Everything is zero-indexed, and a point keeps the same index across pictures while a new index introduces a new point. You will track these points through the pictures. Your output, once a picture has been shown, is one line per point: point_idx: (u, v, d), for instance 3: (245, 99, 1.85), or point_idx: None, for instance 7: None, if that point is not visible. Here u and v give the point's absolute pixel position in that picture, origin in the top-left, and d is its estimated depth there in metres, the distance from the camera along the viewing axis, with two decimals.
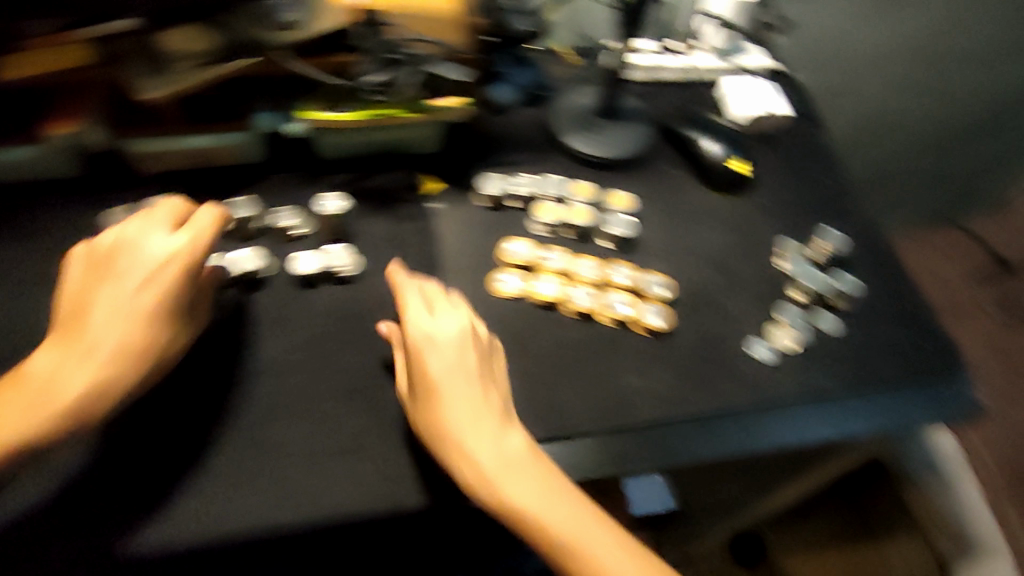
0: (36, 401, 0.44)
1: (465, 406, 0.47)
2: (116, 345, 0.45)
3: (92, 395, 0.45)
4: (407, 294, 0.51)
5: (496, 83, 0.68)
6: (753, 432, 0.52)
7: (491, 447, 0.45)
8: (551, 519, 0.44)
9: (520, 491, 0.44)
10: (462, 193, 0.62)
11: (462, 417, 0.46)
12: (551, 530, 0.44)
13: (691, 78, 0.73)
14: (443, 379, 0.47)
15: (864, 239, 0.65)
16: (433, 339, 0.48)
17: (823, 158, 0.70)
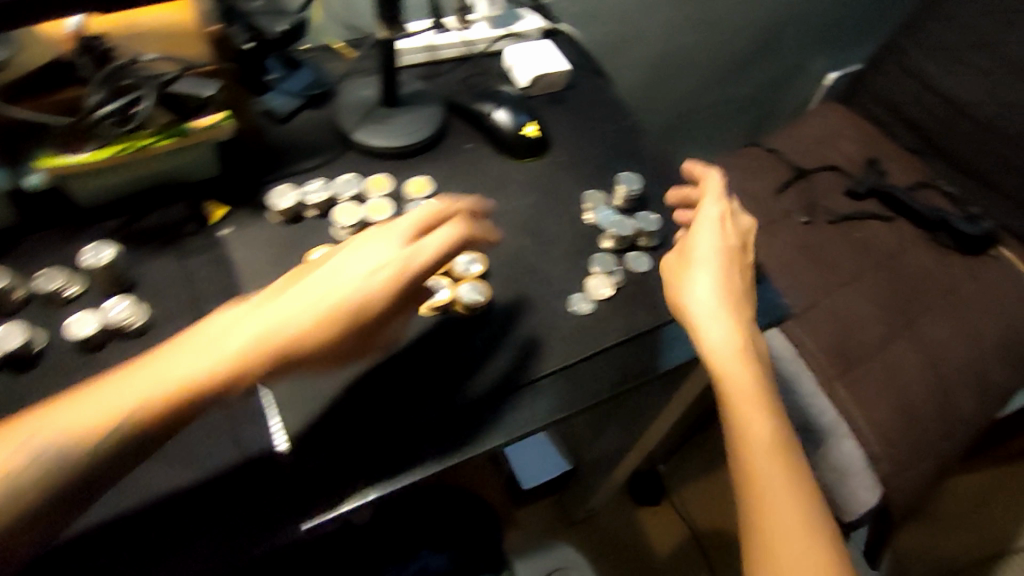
0: (115, 428, 0.41)
1: (717, 323, 0.52)
2: (265, 326, 0.45)
3: (185, 409, 0.42)
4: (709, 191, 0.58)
5: (271, 91, 0.66)
6: (585, 383, 0.53)
7: (710, 324, 0.52)
8: (752, 424, 0.52)
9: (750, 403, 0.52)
10: (250, 213, 0.59)
11: (704, 298, 0.53)
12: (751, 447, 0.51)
13: (473, 52, 0.73)
14: (701, 265, 0.54)
15: (660, 174, 0.67)
16: (704, 268, 0.54)
17: (611, 106, 0.72)
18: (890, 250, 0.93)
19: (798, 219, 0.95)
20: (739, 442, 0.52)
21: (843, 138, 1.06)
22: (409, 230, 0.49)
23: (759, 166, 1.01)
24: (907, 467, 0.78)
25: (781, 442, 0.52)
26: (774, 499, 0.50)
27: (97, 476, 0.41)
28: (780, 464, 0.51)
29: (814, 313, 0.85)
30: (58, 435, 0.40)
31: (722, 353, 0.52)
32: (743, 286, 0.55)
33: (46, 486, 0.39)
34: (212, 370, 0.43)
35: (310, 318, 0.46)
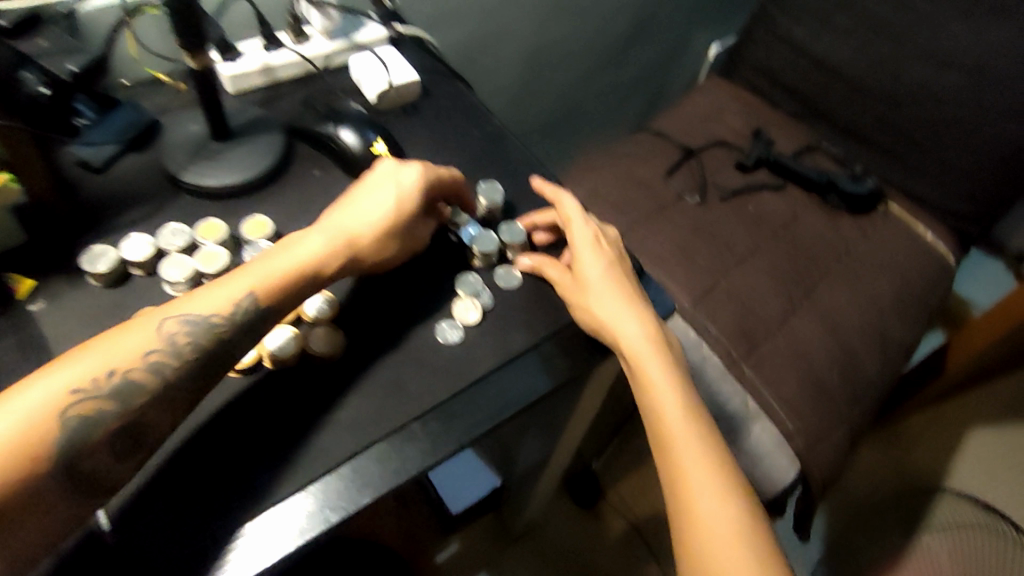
0: (174, 357, 0.42)
1: (626, 323, 0.52)
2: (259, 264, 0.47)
3: (167, 405, 0.42)
4: (569, 210, 0.57)
5: (80, 141, 0.58)
6: (462, 419, 0.49)
7: (621, 323, 0.52)
8: (667, 419, 0.51)
9: (664, 398, 0.51)
10: (65, 282, 0.52)
11: (610, 304, 0.52)
12: (670, 442, 0.51)
13: (314, 68, 0.68)
14: (597, 275, 0.54)
15: (528, 179, 0.63)
16: (597, 274, 0.54)
17: (469, 110, 0.68)
18: (784, 221, 0.93)
19: (691, 199, 0.93)
20: (662, 440, 0.51)
21: (727, 112, 1.05)
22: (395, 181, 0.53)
23: (648, 150, 0.99)
24: (819, 439, 0.79)
25: (704, 431, 0.52)
26: (704, 491, 0.49)
27: (161, 407, 0.42)
28: (701, 454, 0.50)
29: (715, 295, 0.84)
30: (127, 368, 0.41)
31: (635, 351, 0.51)
32: (635, 290, 0.55)
33: (111, 419, 0.40)
34: (270, 297, 0.46)
35: (342, 256, 0.50)
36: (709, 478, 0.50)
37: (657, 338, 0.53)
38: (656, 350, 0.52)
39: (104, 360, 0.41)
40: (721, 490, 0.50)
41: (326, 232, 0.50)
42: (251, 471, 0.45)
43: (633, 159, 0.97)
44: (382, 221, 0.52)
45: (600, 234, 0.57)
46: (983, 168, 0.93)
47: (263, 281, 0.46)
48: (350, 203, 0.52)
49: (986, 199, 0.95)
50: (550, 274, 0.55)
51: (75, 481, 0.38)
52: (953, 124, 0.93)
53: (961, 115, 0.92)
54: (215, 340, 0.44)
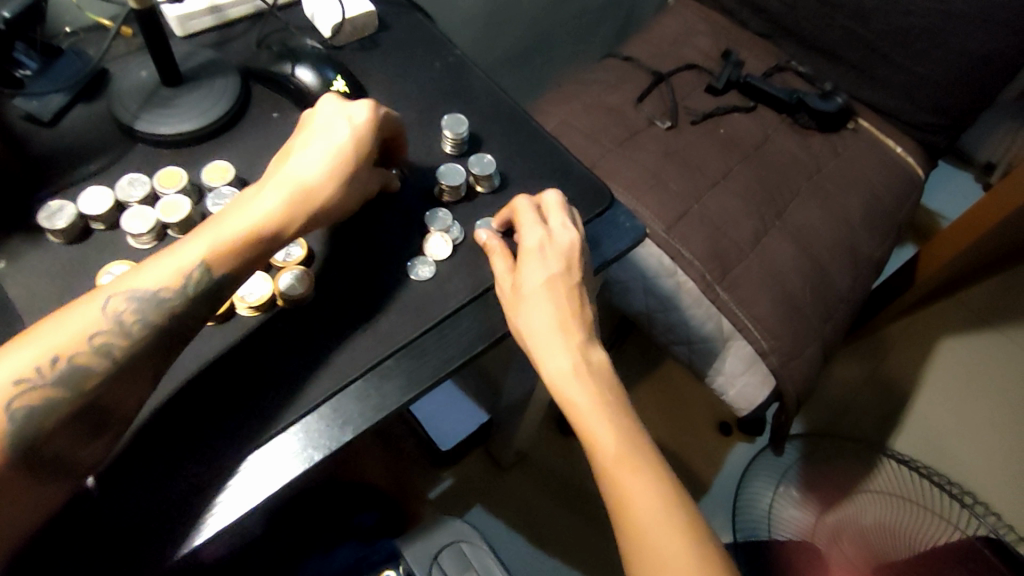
0: (119, 337, 0.40)
1: (554, 346, 0.49)
2: (205, 227, 0.44)
3: (124, 380, 0.41)
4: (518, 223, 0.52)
5: (24, 92, 0.56)
6: (436, 354, 0.50)
7: (548, 352, 0.49)
8: (602, 442, 0.47)
9: (597, 422, 0.48)
10: (24, 241, 0.50)
11: (540, 326, 0.49)
12: (609, 473, 0.47)
13: (266, 5, 0.65)
14: (531, 289, 0.49)
15: (492, 108, 0.62)
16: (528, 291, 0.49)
17: (430, 42, 0.66)
18: (755, 142, 0.92)
19: (662, 124, 0.92)
20: (602, 473, 0.47)
21: (697, 34, 1.03)
22: (341, 123, 0.48)
23: (618, 78, 0.97)
24: (792, 357, 0.81)
25: (648, 462, 0.48)
26: (652, 525, 0.45)
27: (121, 384, 0.41)
28: (647, 479, 0.47)
29: (687, 220, 0.84)
30: (72, 353, 0.39)
31: (563, 376, 0.49)
32: (578, 305, 0.51)
33: (63, 405, 0.38)
34: (219, 264, 0.43)
35: (296, 212, 0.45)
36: (655, 508, 0.46)
37: (593, 361, 0.50)
38: (592, 372, 0.49)
39: (47, 346, 0.39)
40: (667, 522, 0.46)
41: (279, 186, 0.45)
42: (228, 420, 0.46)
43: (602, 87, 0.95)
44: (332, 169, 0.47)
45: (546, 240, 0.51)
46: (951, 79, 0.93)
47: (209, 248, 0.43)
48: (306, 146, 0.48)
49: (955, 111, 0.95)
50: (495, 267, 0.52)
51: (38, 465, 0.38)
52: (923, 35, 0.92)
53: (929, 25, 0.91)
54: (165, 316, 0.42)
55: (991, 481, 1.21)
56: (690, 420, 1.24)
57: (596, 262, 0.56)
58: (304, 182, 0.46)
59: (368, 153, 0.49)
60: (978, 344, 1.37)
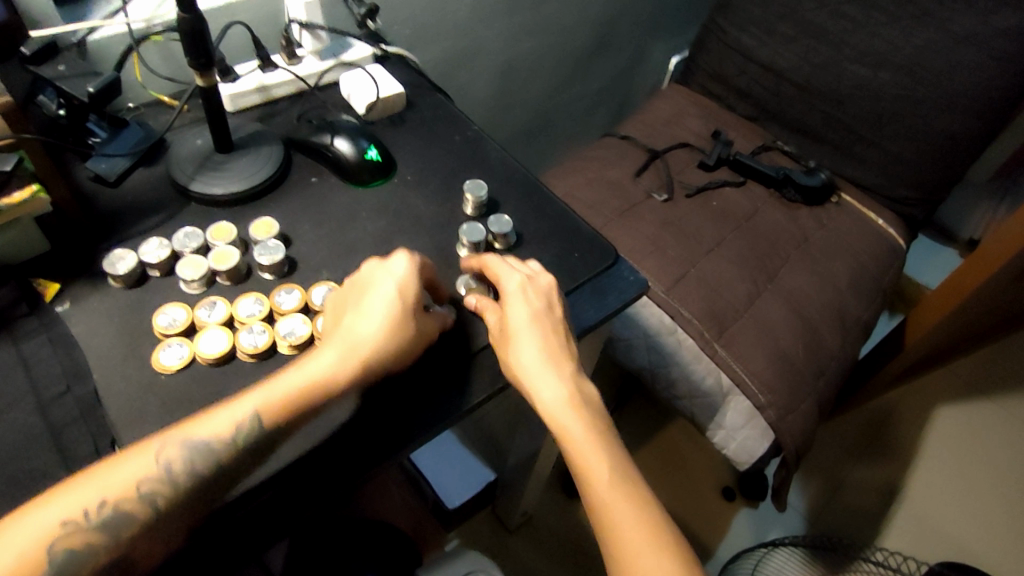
0: (168, 486, 0.43)
1: (545, 376, 0.52)
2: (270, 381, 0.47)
3: (152, 532, 0.42)
4: (503, 271, 0.56)
5: (95, 156, 0.62)
6: (458, 387, 0.53)
7: (540, 382, 0.52)
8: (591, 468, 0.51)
9: (584, 444, 0.52)
10: (89, 284, 0.56)
11: (529, 359, 0.52)
12: (600, 496, 0.50)
13: (307, 86, 0.73)
14: (519, 326, 0.53)
15: (507, 176, 0.69)
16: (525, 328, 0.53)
17: (451, 118, 0.74)
18: (745, 213, 1.00)
19: (659, 197, 1.00)
20: (591, 497, 0.51)
21: (688, 116, 1.13)
22: (386, 307, 0.50)
23: (615, 154, 1.05)
24: (790, 411, 0.85)
25: (634, 483, 0.52)
26: (641, 547, 0.49)
27: (156, 534, 0.42)
28: (634, 503, 0.50)
29: (685, 283, 0.90)
30: (117, 499, 0.42)
31: (553, 404, 0.52)
32: (561, 334, 0.54)
33: (100, 553, 0.41)
34: (270, 418, 0.46)
35: (344, 375, 0.48)
36: (643, 530, 0.49)
37: (576, 388, 0.54)
38: (575, 398, 0.53)
39: (97, 489, 0.42)
40: (653, 546, 0.49)
41: (332, 349, 0.48)
42: None
43: (603, 162, 1.04)
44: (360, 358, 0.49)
45: (522, 286, 0.54)
46: (922, 156, 1.02)
47: (265, 403, 0.46)
48: (364, 307, 0.51)
49: (926, 185, 1.04)
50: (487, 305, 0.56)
51: None
52: (893, 118, 1.02)
53: (898, 109, 1.01)
54: (217, 469, 0.45)
55: (993, 547, 1.22)
56: (693, 486, 1.25)
57: (604, 311, 0.61)
58: (358, 353, 0.49)
59: (415, 326, 0.51)
60: (971, 412, 1.41)
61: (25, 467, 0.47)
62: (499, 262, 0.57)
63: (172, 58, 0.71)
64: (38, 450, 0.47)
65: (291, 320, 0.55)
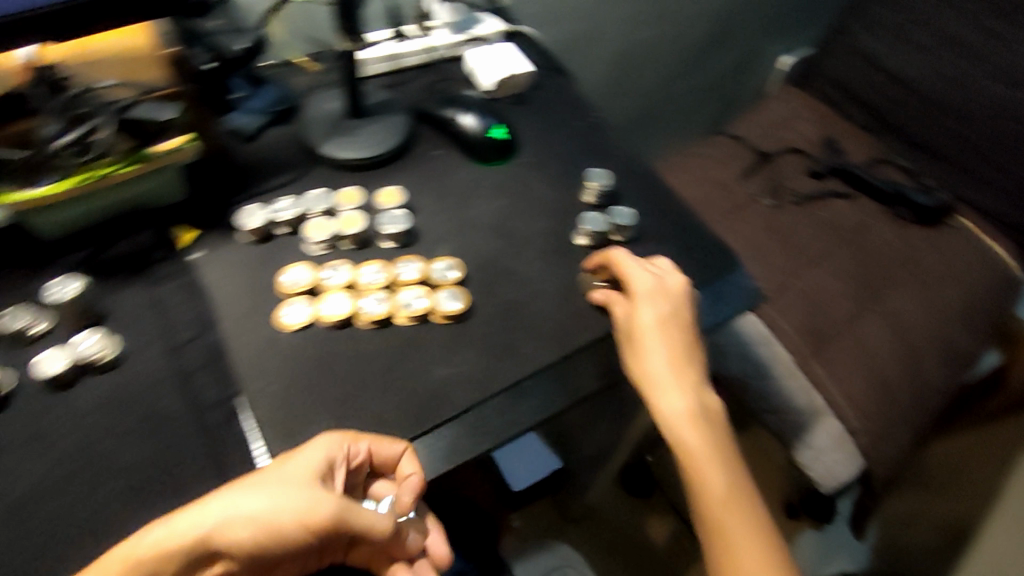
0: None
1: (671, 390, 0.54)
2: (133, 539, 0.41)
3: None
4: (633, 269, 0.56)
5: (236, 111, 0.64)
6: (569, 379, 0.53)
7: (668, 394, 0.54)
8: (710, 482, 0.55)
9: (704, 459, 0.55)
10: (221, 235, 0.57)
11: (659, 370, 0.53)
12: (713, 508, 0.55)
13: (435, 58, 0.73)
14: (650, 335, 0.53)
15: (628, 169, 0.68)
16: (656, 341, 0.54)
17: (575, 104, 0.73)
18: (854, 227, 0.95)
19: (765, 202, 0.97)
20: (706, 509, 0.55)
21: (801, 120, 1.09)
22: (279, 475, 0.44)
23: (722, 155, 1.03)
24: (884, 438, 0.82)
25: (747, 499, 0.56)
26: (750, 559, 0.54)
27: None
28: (747, 516, 0.55)
29: (787, 293, 0.88)
30: None
31: (679, 417, 0.54)
32: (689, 346, 0.55)
33: None
34: None
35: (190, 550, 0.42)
36: (754, 543, 0.54)
37: (702, 404, 0.55)
38: (699, 415, 0.55)
39: None
40: (761, 559, 0.54)
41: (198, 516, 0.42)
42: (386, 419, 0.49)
43: (709, 162, 1.02)
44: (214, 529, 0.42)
45: (653, 290, 0.54)
46: None
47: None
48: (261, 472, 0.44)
49: None
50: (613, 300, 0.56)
51: None
52: None
53: None
54: None
55: None
56: None
57: (718, 316, 0.60)
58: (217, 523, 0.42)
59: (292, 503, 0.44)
60: None
61: (155, 405, 0.48)
62: (626, 261, 0.57)
63: (312, 17, 0.72)
64: (168, 391, 0.49)
65: (407, 291, 0.55)
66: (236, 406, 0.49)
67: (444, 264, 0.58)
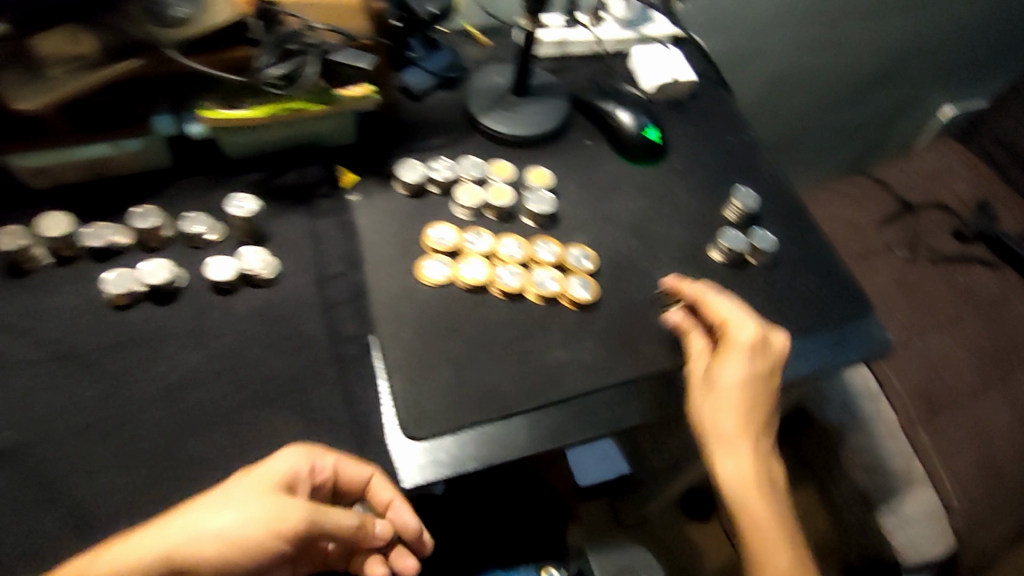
0: None
1: (737, 453, 0.50)
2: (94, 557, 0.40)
3: None
4: (723, 312, 0.52)
5: (410, 69, 0.67)
6: (682, 390, 0.53)
7: (733, 454, 0.50)
8: (770, 552, 0.51)
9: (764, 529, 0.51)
10: (378, 182, 0.60)
11: (727, 428, 0.50)
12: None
13: (602, 51, 0.74)
14: (727, 389, 0.50)
15: (775, 194, 0.67)
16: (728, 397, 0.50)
17: (730, 119, 0.72)
18: (993, 299, 0.89)
19: (899, 254, 0.93)
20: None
21: (956, 176, 1.03)
22: (247, 489, 0.43)
23: (861, 196, 0.99)
24: (982, 525, 0.77)
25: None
26: None
27: None
28: None
29: (907, 353, 0.84)
30: None
31: (743, 482, 0.51)
32: (763, 408, 0.51)
33: None
34: None
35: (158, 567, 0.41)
36: None
37: (768, 471, 0.52)
38: (766, 480, 0.52)
39: None
40: None
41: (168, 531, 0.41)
42: (502, 386, 0.51)
43: (846, 202, 0.99)
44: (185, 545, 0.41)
45: (736, 341, 0.51)
46: None
47: None
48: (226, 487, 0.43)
49: None
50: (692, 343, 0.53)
51: None
52: None
53: None
54: None
55: None
56: None
57: (844, 360, 0.57)
58: (188, 538, 0.41)
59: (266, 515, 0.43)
60: None
61: (297, 327, 0.52)
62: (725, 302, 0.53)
63: None
64: (311, 316, 0.53)
65: (540, 269, 0.57)
66: (371, 342, 0.52)
67: (582, 252, 0.59)
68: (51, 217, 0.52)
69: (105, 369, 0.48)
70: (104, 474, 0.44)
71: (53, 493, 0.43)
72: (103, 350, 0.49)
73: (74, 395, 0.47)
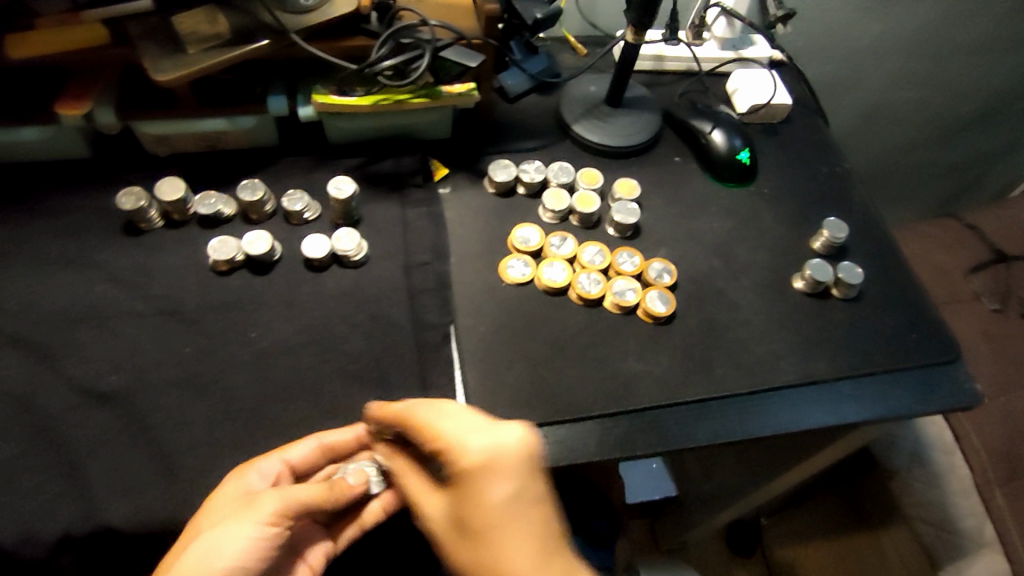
0: None
1: None
2: None
3: None
4: (451, 429, 0.39)
5: (507, 71, 0.69)
6: (754, 415, 0.53)
7: None
8: None
9: None
10: (469, 179, 0.62)
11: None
12: None
13: (698, 69, 0.73)
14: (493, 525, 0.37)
15: (866, 228, 0.65)
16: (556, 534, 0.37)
17: (825, 148, 0.71)
18: None
19: (988, 304, 0.89)
20: None
21: None
22: (226, 508, 0.42)
23: (950, 240, 0.96)
24: None
25: None
26: None
27: None
28: None
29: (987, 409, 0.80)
30: None
31: None
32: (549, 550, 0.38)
33: None
34: None
35: None
36: None
37: None
38: None
39: None
40: None
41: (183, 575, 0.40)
42: (573, 390, 0.51)
43: (931, 246, 0.96)
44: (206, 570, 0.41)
45: (489, 468, 0.37)
46: None
47: None
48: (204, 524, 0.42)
49: None
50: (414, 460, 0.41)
51: None
52: None
53: None
54: None
55: None
56: None
57: (928, 406, 0.55)
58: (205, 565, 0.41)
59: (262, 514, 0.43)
60: None
61: (382, 310, 0.54)
62: (443, 415, 0.40)
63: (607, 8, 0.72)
64: (395, 300, 0.54)
65: (620, 279, 0.57)
66: (449, 332, 0.53)
67: (664, 267, 0.59)
68: (168, 182, 0.55)
69: (204, 329, 0.51)
70: (194, 426, 0.47)
71: (148, 438, 0.46)
72: (204, 312, 0.52)
73: (173, 350, 0.50)
